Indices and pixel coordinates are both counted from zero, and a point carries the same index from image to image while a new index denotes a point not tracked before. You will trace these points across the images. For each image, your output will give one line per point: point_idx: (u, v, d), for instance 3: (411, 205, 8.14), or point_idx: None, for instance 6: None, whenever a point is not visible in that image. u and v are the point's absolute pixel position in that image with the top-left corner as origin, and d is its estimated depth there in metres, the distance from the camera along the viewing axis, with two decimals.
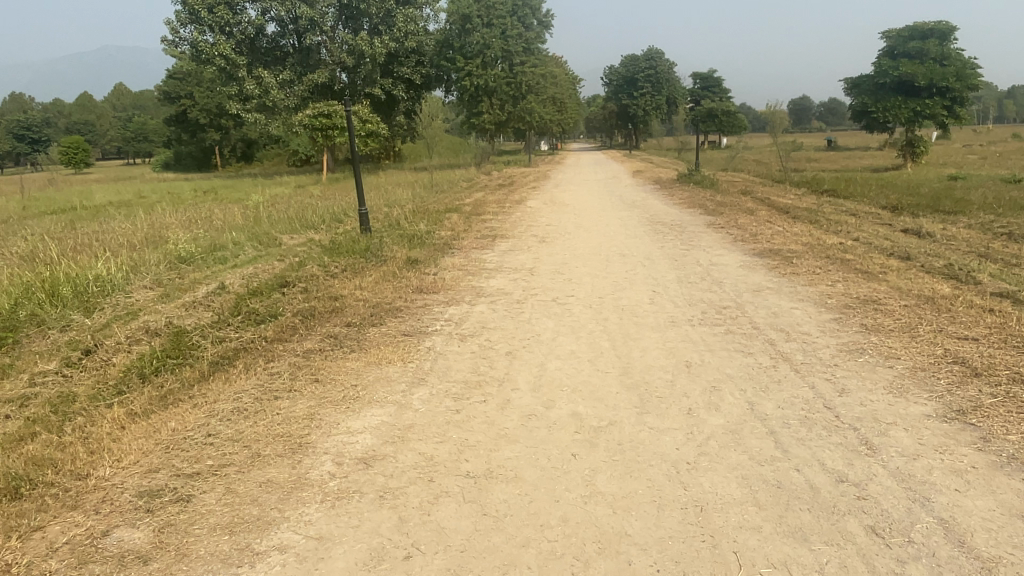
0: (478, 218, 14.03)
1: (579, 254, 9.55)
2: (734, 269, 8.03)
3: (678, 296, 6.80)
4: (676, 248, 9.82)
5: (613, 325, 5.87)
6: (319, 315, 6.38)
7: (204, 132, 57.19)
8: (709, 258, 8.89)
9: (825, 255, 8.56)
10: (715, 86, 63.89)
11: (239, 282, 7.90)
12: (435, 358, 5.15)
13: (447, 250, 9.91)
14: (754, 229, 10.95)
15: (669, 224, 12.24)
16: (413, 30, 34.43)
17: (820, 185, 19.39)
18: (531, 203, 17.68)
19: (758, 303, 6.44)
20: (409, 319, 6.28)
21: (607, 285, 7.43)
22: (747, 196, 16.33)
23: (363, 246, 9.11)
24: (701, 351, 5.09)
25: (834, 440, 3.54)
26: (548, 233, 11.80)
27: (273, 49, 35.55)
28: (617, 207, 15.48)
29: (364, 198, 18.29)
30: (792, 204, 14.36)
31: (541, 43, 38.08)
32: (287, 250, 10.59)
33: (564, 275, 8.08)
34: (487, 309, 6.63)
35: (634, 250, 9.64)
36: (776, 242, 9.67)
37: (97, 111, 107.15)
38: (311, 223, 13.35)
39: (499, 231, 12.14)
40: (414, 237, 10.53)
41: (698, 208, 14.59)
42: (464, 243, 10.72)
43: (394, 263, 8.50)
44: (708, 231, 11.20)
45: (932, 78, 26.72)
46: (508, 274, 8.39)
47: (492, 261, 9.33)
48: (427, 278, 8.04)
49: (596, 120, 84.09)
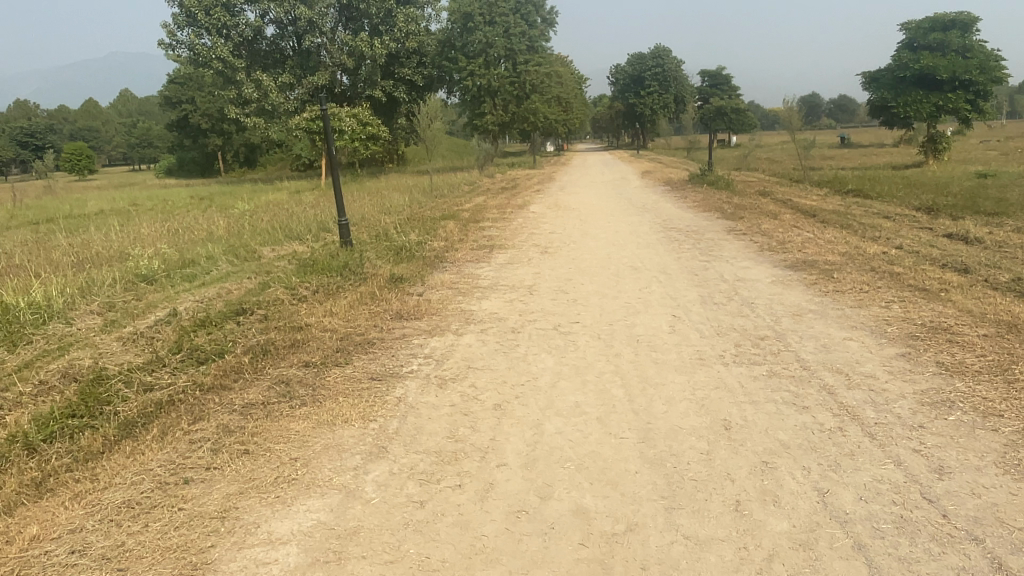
0: (477, 225, 13.01)
1: (587, 268, 8.49)
2: (766, 286, 6.95)
3: (703, 322, 5.72)
4: (694, 259, 8.73)
5: (626, 363, 4.81)
6: (275, 352, 5.32)
7: (207, 137, 56.39)
8: (735, 272, 7.80)
9: (869, 267, 7.46)
10: (724, 84, 62.53)
11: (194, 306, 6.90)
12: (404, 416, 4.06)
13: (438, 265, 8.90)
14: (781, 237, 9.86)
15: (684, 231, 11.17)
16: (414, 30, 33.96)
17: (842, 184, 18.28)
18: (534, 207, 16.69)
19: (802, 332, 5.35)
20: (382, 356, 5.22)
21: (619, 308, 6.36)
22: (766, 198, 15.25)
23: (340, 262, 8.09)
24: (742, 404, 4.00)
25: (951, 567, 2.48)
26: (552, 242, 10.76)
27: (272, 52, 34.65)
28: (627, 211, 14.42)
29: (359, 204, 17.32)
30: (817, 207, 13.28)
31: (545, 41, 36.98)
32: (260, 265, 9.61)
33: (570, 295, 7.02)
34: (476, 341, 5.57)
35: (648, 263, 8.58)
36: (809, 252, 8.58)
37: (103, 118, 107.01)
38: (295, 233, 12.38)
39: (498, 240, 11.11)
40: (401, 249, 9.50)
41: (714, 211, 13.54)
42: (458, 255, 9.69)
43: (374, 282, 7.47)
44: (729, 239, 10.13)
45: (954, 71, 25.49)
46: (504, 294, 7.34)
47: (489, 277, 8.29)
48: (412, 299, 7.01)
49: (603, 120, 82.95)
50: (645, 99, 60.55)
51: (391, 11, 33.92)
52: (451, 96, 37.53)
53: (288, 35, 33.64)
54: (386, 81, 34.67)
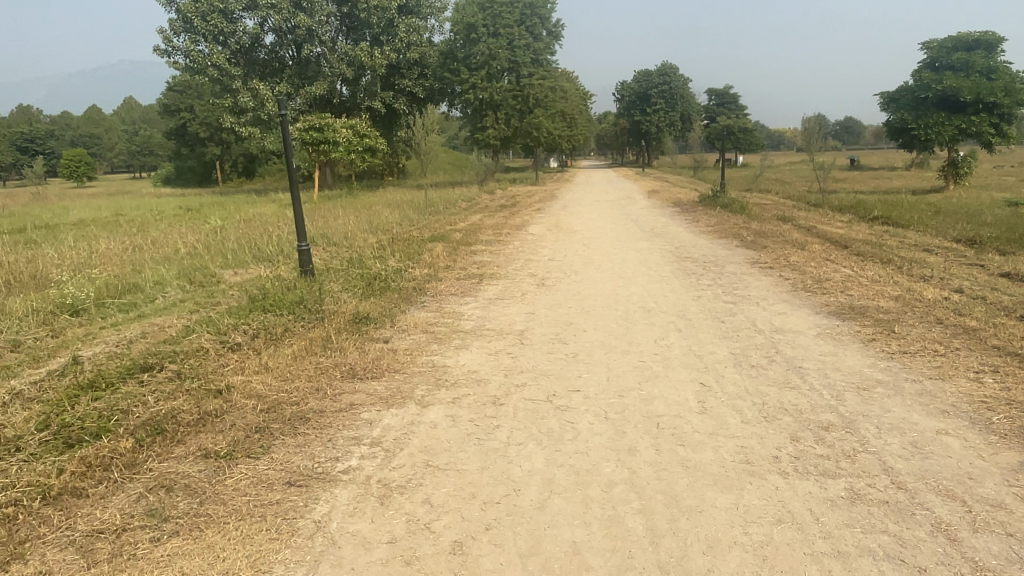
0: (468, 249, 11.69)
1: (593, 307, 7.17)
2: (815, 342, 5.61)
3: (743, 398, 4.38)
4: (718, 299, 7.40)
5: (644, 467, 3.47)
6: (172, 432, 3.98)
7: (204, 147, 55.27)
8: (771, 319, 6.46)
9: (933, 319, 6.14)
10: (731, 103, 61.53)
11: (104, 351, 5.59)
12: (317, 563, 2.72)
13: (416, 299, 7.58)
14: (815, 273, 8.53)
15: (701, 262, 9.86)
16: (416, 41, 33.00)
17: (865, 210, 17.01)
18: (533, 229, 15.41)
19: (881, 419, 4.00)
20: (314, 441, 3.87)
21: (632, 369, 5.03)
22: (788, 224, 13.97)
23: (296, 296, 6.76)
24: (826, 560, 2.65)
25: None
26: (551, 272, 9.43)
27: (270, 60, 33.55)
28: (635, 235, 13.13)
29: (344, 221, 16.07)
30: (846, 237, 12.00)
31: (550, 54, 35.72)
32: (212, 293, 8.33)
33: (570, 347, 5.67)
34: (445, 418, 4.21)
35: (664, 303, 7.28)
36: (855, 294, 7.24)
37: (105, 125, 105.92)
38: (265, 254, 11.10)
39: (489, 268, 9.81)
40: (375, 279, 8.18)
41: (731, 238, 12.27)
42: (441, 286, 8.37)
43: (331, 323, 6.15)
44: (753, 273, 8.80)
45: (979, 93, 24.27)
46: (489, 341, 6.02)
47: (476, 316, 6.97)
48: (378, 349, 5.67)
49: (608, 137, 81.96)
50: (652, 117, 59.42)
51: (393, 21, 32.90)
52: (453, 109, 36.39)
53: (286, 43, 32.53)
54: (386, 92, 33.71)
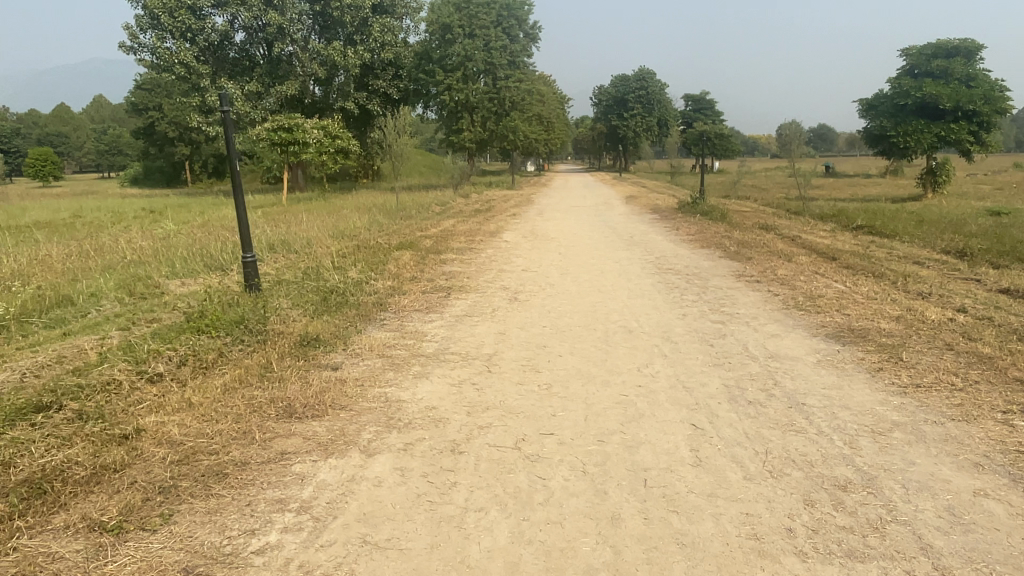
0: (438, 258, 10.99)
1: (570, 326, 6.53)
2: (816, 373, 5.00)
3: (743, 446, 3.75)
4: (705, 318, 6.78)
5: (631, 546, 2.82)
6: (56, 494, 3.27)
7: (174, 147, 53.90)
8: (764, 343, 5.85)
9: (944, 345, 5.56)
10: (707, 109, 61.43)
11: (3, 377, 4.83)
12: None
13: (374, 317, 6.87)
14: (807, 288, 7.95)
15: (684, 275, 9.27)
16: (390, 41, 32.27)
17: (848, 219, 16.61)
18: (507, 235, 14.77)
19: (907, 476, 3.40)
20: (228, 507, 3.18)
21: (614, 406, 4.38)
22: (771, 233, 13.47)
23: (237, 315, 6.01)
24: None
25: None
26: (524, 285, 8.76)
27: (239, 59, 32.61)
28: (613, 244, 12.52)
29: (308, 226, 15.29)
30: (832, 248, 11.50)
31: (527, 56, 35.13)
32: (151, 307, 7.55)
33: (543, 377, 5.00)
34: (392, 472, 3.52)
35: (647, 322, 6.65)
36: (852, 313, 6.66)
37: (74, 124, 103.35)
38: (218, 262, 10.32)
39: (458, 280, 9.12)
40: (331, 293, 7.45)
41: (714, 248, 11.71)
42: (404, 301, 7.66)
43: (273, 349, 5.43)
44: (740, 288, 8.21)
45: (959, 100, 24.10)
46: (452, 368, 5.33)
47: (440, 336, 6.27)
48: (326, 379, 4.97)
49: (585, 142, 81.68)
50: (629, 122, 59.11)
51: (367, 20, 32.14)
52: (428, 111, 35.63)
53: (257, 42, 31.63)
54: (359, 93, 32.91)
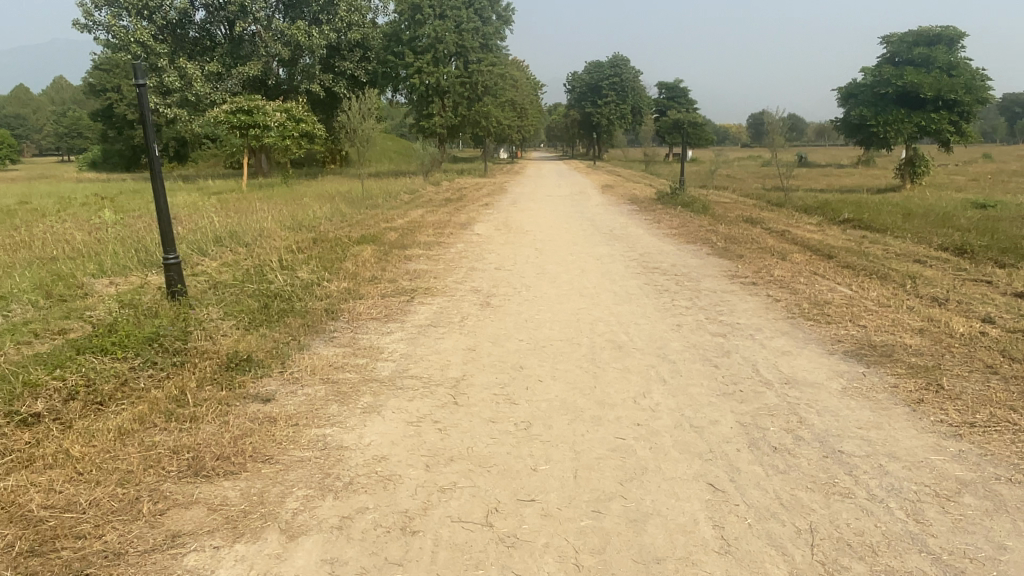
0: (402, 253, 10.05)
1: (550, 340, 5.64)
2: (847, 407, 4.18)
3: (778, 520, 2.91)
4: (702, 330, 5.94)
5: None
6: None
7: (133, 130, 51.84)
8: (776, 363, 5.02)
9: (985, 366, 4.78)
10: (681, 97, 60.84)
11: None
12: None
13: (322, 328, 5.92)
14: (811, 293, 7.16)
15: (671, 275, 8.43)
16: (357, 21, 31.09)
17: (835, 211, 15.91)
18: (478, 227, 13.86)
19: (1004, 570, 2.57)
20: None
21: (610, 455, 3.51)
22: (757, 227, 12.72)
23: (154, 329, 5.03)
24: None
25: None
26: (496, 287, 7.85)
27: (200, 38, 31.16)
28: (593, 238, 11.67)
29: (263, 217, 14.17)
30: (826, 243, 10.77)
31: (500, 39, 34.04)
32: (64, 311, 6.51)
33: (520, 413, 4.10)
34: (319, 567, 2.61)
35: (638, 334, 5.80)
36: (870, 326, 5.86)
37: (31, 105, 99.48)
38: (154, 259, 9.24)
39: (423, 281, 8.17)
40: (275, 299, 6.49)
41: (701, 243, 10.93)
42: (360, 307, 6.72)
43: (191, 376, 4.47)
44: (736, 292, 7.39)
45: (940, 89, 23.61)
46: (409, 398, 4.40)
47: (399, 354, 5.34)
48: (252, 416, 4.03)
49: (558, 130, 80.65)
50: (602, 109, 57.94)
51: None
52: (397, 96, 34.43)
53: (218, 20, 30.21)
54: (325, 75, 31.67)
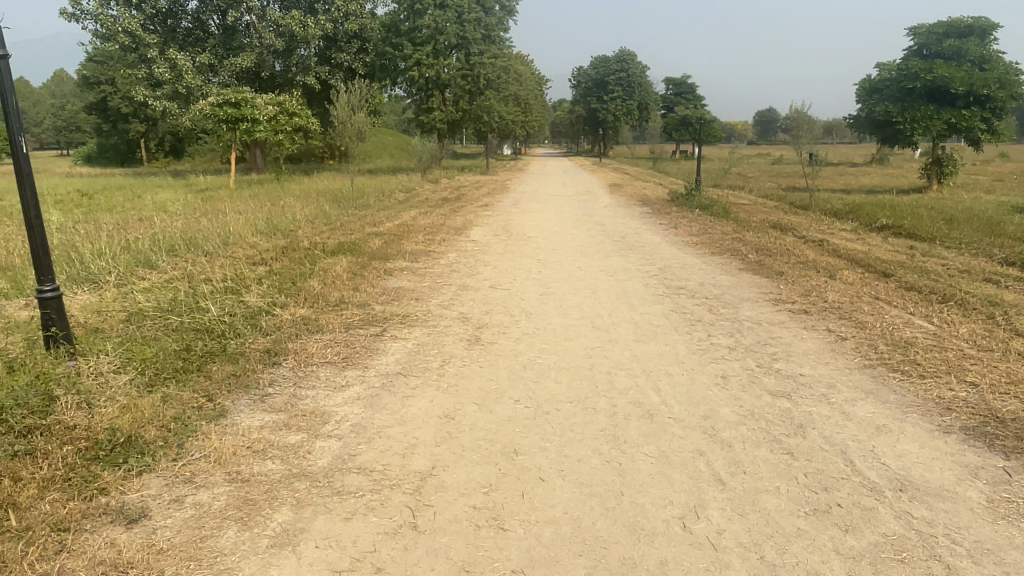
0: (385, 265, 8.66)
1: (556, 402, 4.21)
2: (1015, 545, 2.73)
3: None
4: (757, 387, 4.47)
5: None
6: None
7: (128, 124, 50.40)
8: (874, 451, 3.57)
9: None
10: (689, 93, 59.49)
11: None
12: None
13: (256, 382, 4.50)
14: (883, 328, 5.71)
15: (702, 299, 6.98)
16: (355, 11, 29.75)
17: (868, 215, 14.47)
18: (475, 232, 12.49)
19: None
20: None
21: None
22: (790, 235, 11.26)
23: (8, 399, 3.61)
24: None
25: None
26: (490, 315, 6.43)
27: (192, 29, 29.83)
28: (603, 248, 10.25)
29: (236, 219, 12.75)
30: (874, 257, 9.31)
31: (503, 30, 32.44)
32: None
33: (509, 553, 2.67)
34: None
35: (674, 393, 4.35)
36: (983, 385, 4.40)
37: (30, 98, 98.02)
38: (88, 272, 7.82)
39: (399, 304, 6.73)
40: (202, 339, 5.08)
41: (729, 255, 9.51)
42: (314, 344, 5.32)
43: (28, 485, 3.05)
44: (787, 326, 5.95)
45: (972, 84, 22.08)
46: (345, 516, 2.95)
47: (352, 424, 3.91)
48: (94, 558, 2.62)
49: (563, 126, 79.23)
50: (608, 105, 56.46)
51: None
52: (395, 90, 33.03)
53: (210, 10, 28.88)
54: (321, 67, 30.31)
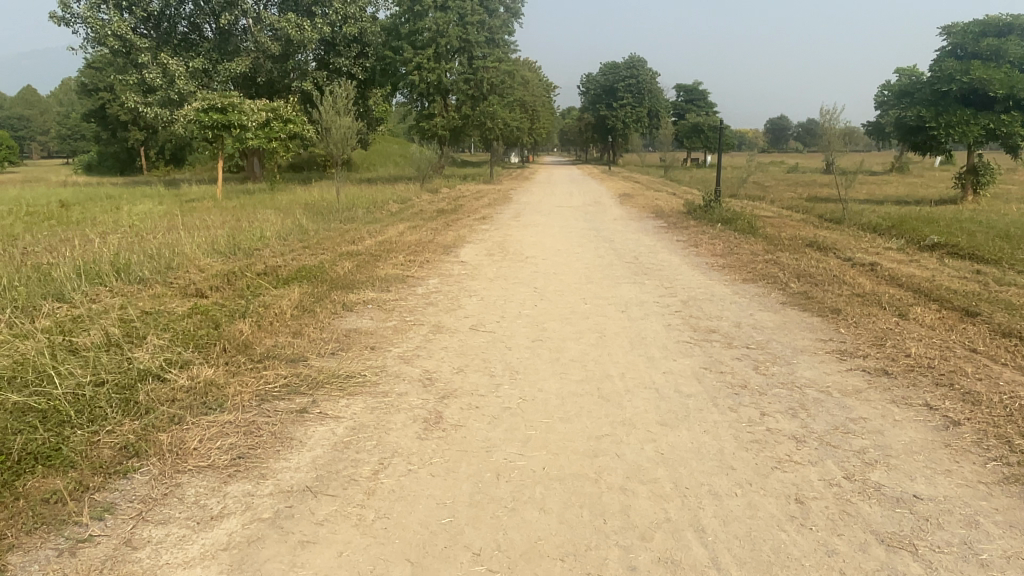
0: (348, 298, 7.06)
1: (539, 559, 2.62)
2: None
3: None
4: (855, 528, 2.84)
5: None
6: None
7: (128, 131, 49.16)
8: None
9: None
10: (701, 100, 58.08)
11: None
12: None
13: (78, 517, 2.90)
14: (1008, 407, 4.07)
15: (744, 349, 5.37)
16: (354, 14, 28.23)
17: (912, 229, 12.82)
18: (465, 250, 10.90)
19: None
20: None
21: None
22: (832, 256, 9.64)
23: None
24: None
25: None
26: (462, 374, 4.83)
27: (187, 34, 28.51)
28: (614, 273, 8.64)
29: (197, 235, 11.21)
30: (943, 287, 7.66)
31: (507, 33, 30.96)
32: None
33: None
34: None
35: (728, 541, 2.74)
36: None
37: (39, 105, 97.52)
38: None
39: (345, 359, 5.10)
40: (33, 433, 3.48)
41: (765, 283, 7.91)
42: (199, 432, 3.72)
43: None
44: (871, 398, 4.29)
45: (1012, 87, 20.37)
46: None
47: None
48: None
49: (572, 135, 77.89)
50: (617, 112, 55.02)
51: None
52: (396, 96, 31.48)
53: (204, 13, 27.52)
54: (319, 71, 28.81)
